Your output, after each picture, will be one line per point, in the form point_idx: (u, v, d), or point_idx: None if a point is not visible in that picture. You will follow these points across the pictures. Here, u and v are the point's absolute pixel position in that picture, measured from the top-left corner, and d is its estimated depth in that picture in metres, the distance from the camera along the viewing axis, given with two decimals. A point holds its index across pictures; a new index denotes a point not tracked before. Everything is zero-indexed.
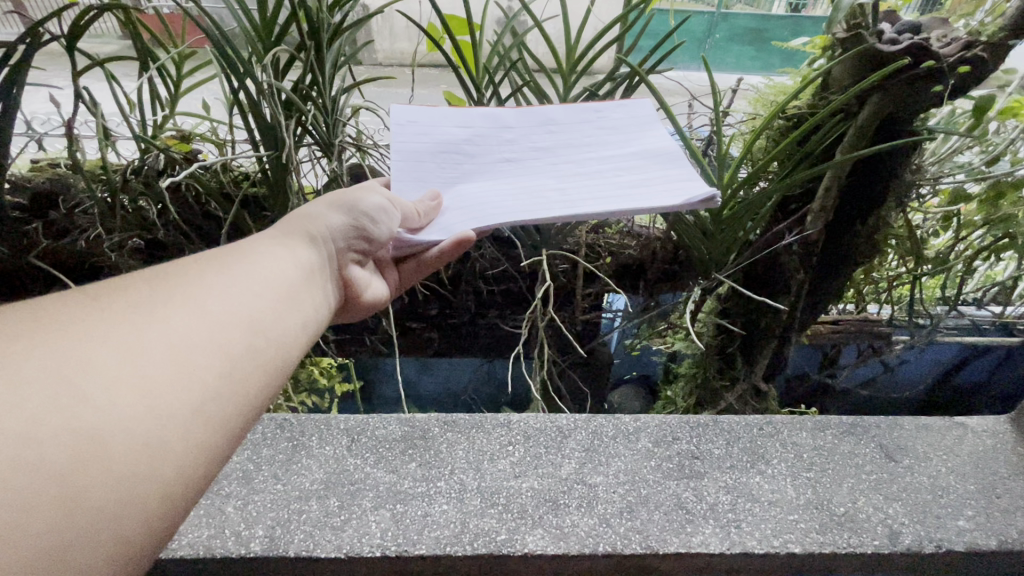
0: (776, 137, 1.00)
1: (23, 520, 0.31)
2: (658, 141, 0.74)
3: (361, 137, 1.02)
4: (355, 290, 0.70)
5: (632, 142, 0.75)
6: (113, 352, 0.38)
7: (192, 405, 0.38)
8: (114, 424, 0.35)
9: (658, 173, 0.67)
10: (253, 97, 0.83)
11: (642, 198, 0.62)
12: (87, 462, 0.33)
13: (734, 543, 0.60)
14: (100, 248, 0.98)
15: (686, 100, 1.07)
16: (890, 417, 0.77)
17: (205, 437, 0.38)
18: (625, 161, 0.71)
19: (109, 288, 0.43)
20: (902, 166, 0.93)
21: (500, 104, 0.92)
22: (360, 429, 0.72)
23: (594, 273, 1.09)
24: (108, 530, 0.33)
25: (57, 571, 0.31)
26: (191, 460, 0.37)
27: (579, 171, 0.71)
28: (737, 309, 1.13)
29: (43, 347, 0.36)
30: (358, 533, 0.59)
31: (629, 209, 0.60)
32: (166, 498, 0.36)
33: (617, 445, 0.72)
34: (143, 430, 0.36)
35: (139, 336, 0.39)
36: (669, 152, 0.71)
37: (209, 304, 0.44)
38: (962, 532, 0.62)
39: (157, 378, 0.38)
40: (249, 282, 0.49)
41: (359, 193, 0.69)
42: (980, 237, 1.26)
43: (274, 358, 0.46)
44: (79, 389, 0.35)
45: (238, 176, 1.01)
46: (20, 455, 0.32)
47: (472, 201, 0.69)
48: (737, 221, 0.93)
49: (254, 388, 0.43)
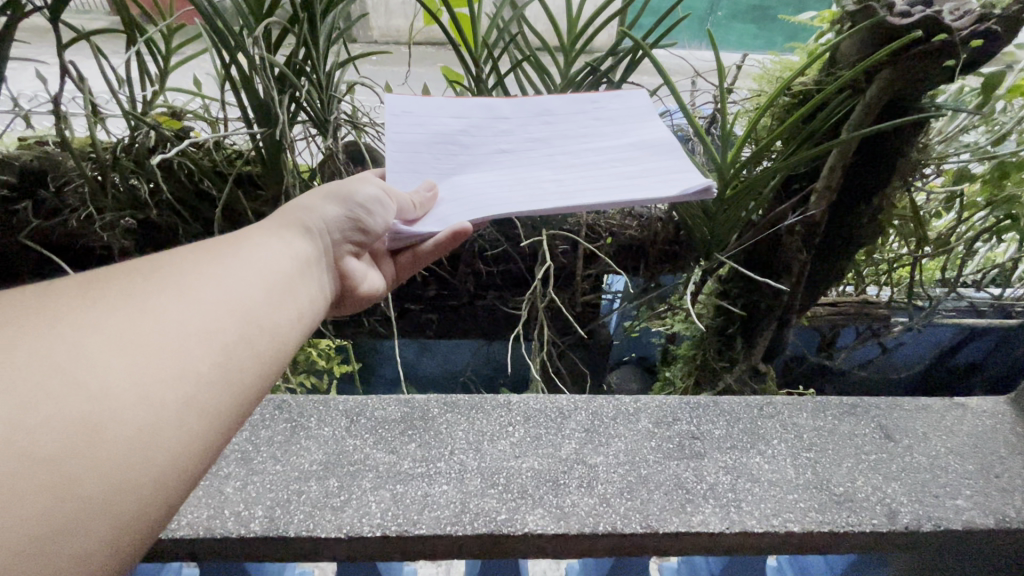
0: (781, 115, 0.98)
1: (12, 505, 0.30)
2: (654, 131, 0.73)
3: (356, 114, 0.99)
4: (352, 282, 0.68)
5: (628, 134, 0.74)
6: (106, 339, 0.37)
7: (187, 393, 0.38)
8: (108, 410, 0.34)
9: (654, 164, 0.66)
10: (246, 72, 0.81)
11: (640, 188, 0.61)
12: (79, 448, 0.33)
13: (733, 522, 0.60)
14: (91, 228, 0.96)
15: (690, 76, 1.04)
16: (890, 398, 0.77)
17: (200, 425, 0.38)
18: (621, 153, 0.69)
19: (102, 277, 0.43)
20: (908, 144, 0.92)
21: (499, 80, 0.89)
22: (359, 410, 0.72)
23: (595, 254, 1.08)
24: (99, 518, 0.32)
25: (47, 557, 0.30)
26: (187, 448, 0.37)
27: (576, 162, 0.69)
28: (737, 290, 1.12)
29: (33, 333, 0.35)
30: (358, 513, 0.59)
31: (627, 199, 0.58)
32: (161, 487, 0.35)
33: (617, 426, 0.71)
34: (137, 416, 0.35)
35: (134, 324, 0.39)
36: (665, 143, 0.70)
37: (204, 293, 0.44)
38: (961, 511, 0.62)
39: (152, 365, 0.37)
40: (243, 272, 0.48)
41: (354, 183, 0.68)
42: (982, 219, 1.25)
43: (270, 348, 0.46)
44: (71, 376, 0.34)
45: (231, 154, 0.99)
46: (10, 440, 0.31)
47: (468, 191, 0.68)
48: (740, 201, 0.92)
49: (250, 378, 0.42)
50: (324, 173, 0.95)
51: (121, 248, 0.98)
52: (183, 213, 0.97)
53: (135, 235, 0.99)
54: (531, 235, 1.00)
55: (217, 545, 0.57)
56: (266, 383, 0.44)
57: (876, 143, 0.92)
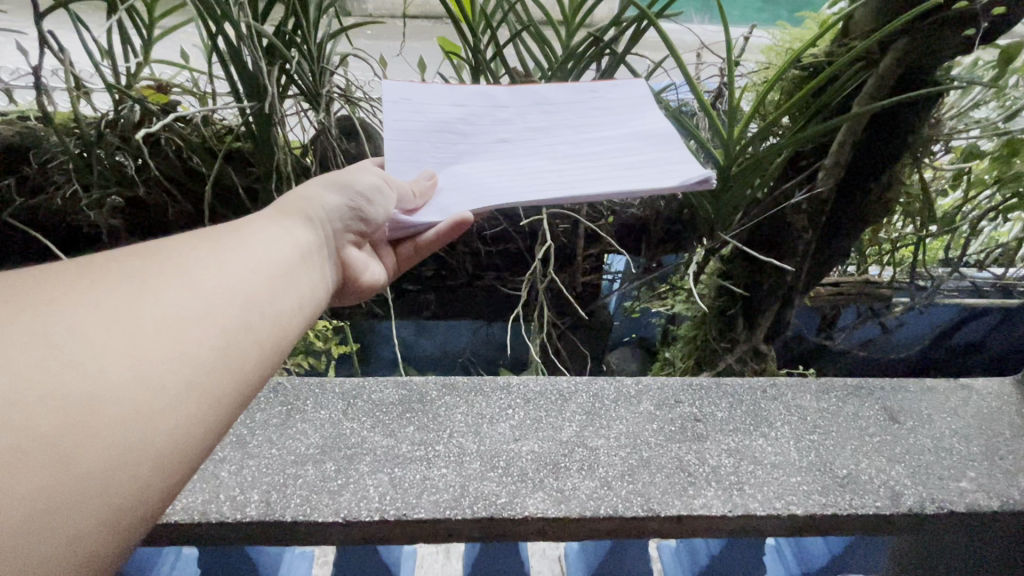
0: (789, 88, 0.95)
1: (5, 482, 0.28)
2: (655, 122, 0.70)
3: (350, 88, 0.95)
4: (352, 273, 0.65)
5: (628, 123, 0.71)
6: (103, 318, 0.35)
7: (187, 377, 0.36)
8: (105, 389, 0.32)
9: (656, 153, 0.63)
10: (233, 43, 0.77)
11: (640, 178, 0.59)
12: (74, 427, 0.31)
13: (736, 505, 0.59)
14: (78, 206, 0.94)
15: (696, 49, 1.01)
16: (895, 379, 0.76)
17: (199, 410, 0.36)
18: (620, 143, 0.67)
19: (99, 257, 0.41)
20: (920, 120, 0.89)
21: (498, 51, 0.85)
22: (356, 393, 0.71)
23: (595, 234, 1.06)
24: (95, 499, 0.30)
25: (36, 539, 0.28)
26: (187, 432, 0.35)
27: (574, 152, 0.67)
28: (739, 270, 1.11)
29: (27, 310, 0.34)
30: (356, 497, 0.58)
31: (628, 190, 0.56)
32: (159, 472, 0.33)
33: (618, 408, 0.70)
34: (135, 396, 0.33)
35: (131, 304, 0.37)
36: (664, 134, 0.67)
37: (204, 275, 0.42)
38: (965, 493, 0.62)
39: (151, 344, 0.35)
40: (243, 257, 0.47)
41: (352, 172, 0.66)
42: (988, 197, 1.23)
43: (273, 334, 0.44)
44: (65, 355, 0.33)
45: (222, 130, 0.95)
46: (3, 416, 0.29)
47: (466, 181, 0.66)
48: (746, 179, 0.90)
49: (253, 363, 0.41)
50: (317, 149, 0.92)
51: (110, 227, 0.96)
52: (173, 191, 0.94)
53: (123, 213, 0.97)
54: (531, 214, 0.97)
55: (212, 530, 0.56)
56: (267, 372, 0.43)
57: (887, 118, 0.90)
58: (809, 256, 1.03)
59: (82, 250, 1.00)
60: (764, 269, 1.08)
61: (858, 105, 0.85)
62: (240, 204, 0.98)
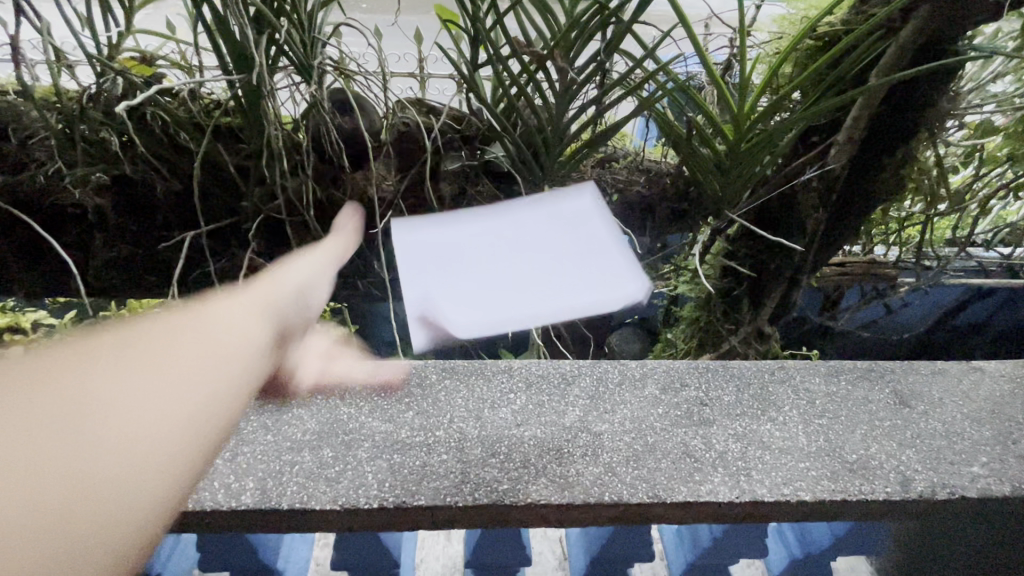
0: (802, 61, 0.91)
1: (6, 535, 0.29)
2: (588, 235, 0.76)
3: (343, 60, 0.91)
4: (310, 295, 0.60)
5: (550, 215, 0.79)
6: (75, 381, 0.36)
7: (168, 418, 0.37)
8: (89, 442, 0.34)
9: (572, 229, 0.76)
10: (219, 11, 0.73)
11: (546, 289, 0.69)
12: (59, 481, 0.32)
13: (744, 491, 0.58)
14: (62, 184, 0.90)
15: (705, 19, 0.96)
16: (905, 362, 0.75)
17: (180, 465, 0.37)
18: (541, 223, 0.77)
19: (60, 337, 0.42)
20: (938, 93, 0.86)
21: (499, 20, 0.81)
22: (353, 377, 0.69)
23: (599, 213, 1.03)
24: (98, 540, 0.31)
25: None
26: (173, 475, 0.36)
27: (503, 237, 0.75)
28: (745, 251, 1.08)
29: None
30: (354, 484, 0.57)
31: (526, 318, 0.70)
32: (154, 515, 0.34)
33: (623, 392, 0.69)
34: (119, 444, 0.35)
35: (101, 369, 0.38)
36: (592, 259, 0.72)
37: (171, 327, 0.44)
38: (977, 479, 0.60)
39: (127, 401, 0.37)
40: (209, 306, 0.48)
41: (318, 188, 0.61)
42: (1000, 176, 1.21)
43: (250, 372, 0.46)
44: (45, 417, 0.34)
45: (210, 104, 0.91)
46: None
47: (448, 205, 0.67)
48: (757, 155, 0.87)
49: (232, 401, 0.42)
50: (310, 125, 0.88)
51: (96, 206, 0.93)
52: (160, 169, 0.91)
53: (110, 191, 0.93)
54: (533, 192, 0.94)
55: (206, 518, 0.55)
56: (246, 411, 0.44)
57: (904, 91, 0.87)
58: (817, 235, 1.00)
59: (68, 230, 0.96)
60: (771, 250, 1.06)
61: (876, 77, 0.81)
62: (231, 182, 0.95)
